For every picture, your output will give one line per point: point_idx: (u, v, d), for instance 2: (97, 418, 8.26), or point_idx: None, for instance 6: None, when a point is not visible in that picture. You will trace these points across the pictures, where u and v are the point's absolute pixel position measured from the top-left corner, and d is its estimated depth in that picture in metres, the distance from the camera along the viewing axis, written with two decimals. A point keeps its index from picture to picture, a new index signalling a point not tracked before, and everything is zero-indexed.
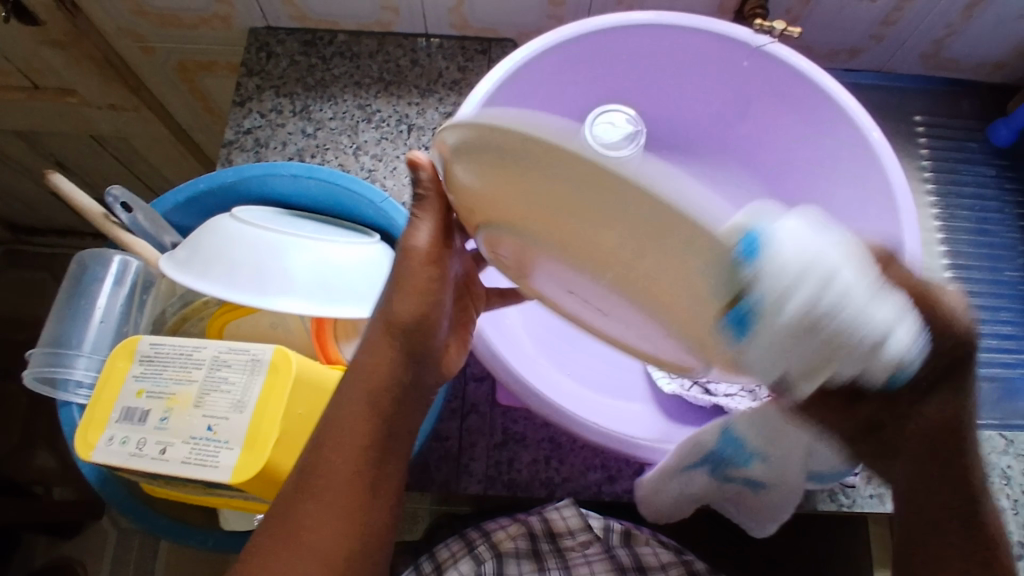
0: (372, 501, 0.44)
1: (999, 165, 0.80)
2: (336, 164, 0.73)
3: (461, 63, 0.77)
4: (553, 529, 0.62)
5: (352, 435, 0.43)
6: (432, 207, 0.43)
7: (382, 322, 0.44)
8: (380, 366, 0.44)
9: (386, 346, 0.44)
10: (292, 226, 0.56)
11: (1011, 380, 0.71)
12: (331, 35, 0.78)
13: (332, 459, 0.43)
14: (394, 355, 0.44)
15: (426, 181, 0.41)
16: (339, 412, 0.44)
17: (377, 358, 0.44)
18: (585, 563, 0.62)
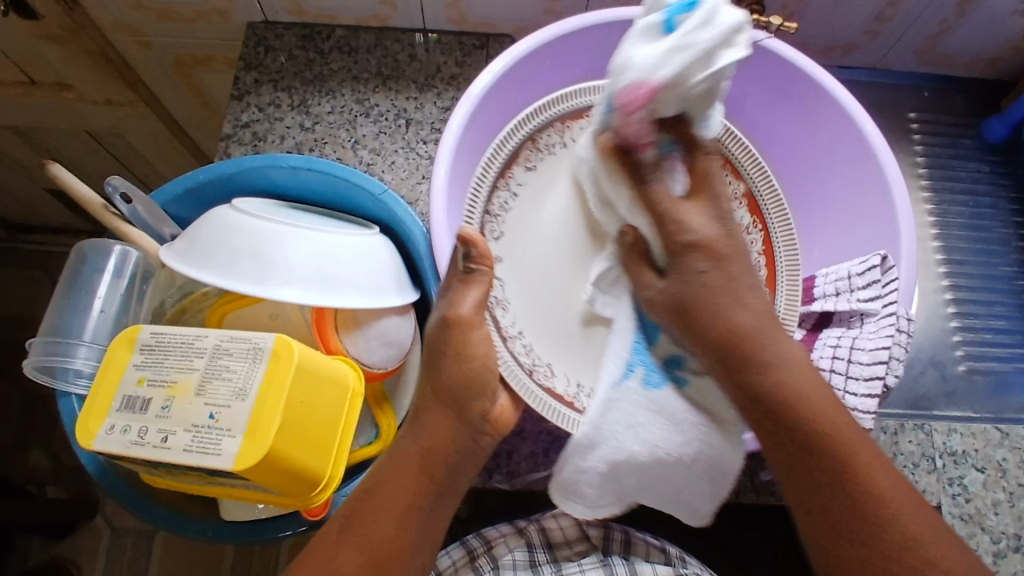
0: (394, 567, 0.47)
1: (992, 162, 0.81)
2: (334, 158, 0.74)
3: (458, 59, 0.77)
4: (550, 540, 0.63)
5: (395, 498, 0.48)
6: (483, 283, 0.52)
7: (439, 385, 0.52)
8: (444, 420, 0.51)
9: (445, 414, 0.51)
10: (288, 217, 0.56)
11: (1005, 373, 0.72)
12: (329, 30, 0.78)
13: (379, 514, 0.48)
14: (450, 421, 0.51)
15: (480, 254, 0.51)
16: (392, 466, 0.50)
17: (437, 422, 0.51)
18: (579, 571, 0.61)
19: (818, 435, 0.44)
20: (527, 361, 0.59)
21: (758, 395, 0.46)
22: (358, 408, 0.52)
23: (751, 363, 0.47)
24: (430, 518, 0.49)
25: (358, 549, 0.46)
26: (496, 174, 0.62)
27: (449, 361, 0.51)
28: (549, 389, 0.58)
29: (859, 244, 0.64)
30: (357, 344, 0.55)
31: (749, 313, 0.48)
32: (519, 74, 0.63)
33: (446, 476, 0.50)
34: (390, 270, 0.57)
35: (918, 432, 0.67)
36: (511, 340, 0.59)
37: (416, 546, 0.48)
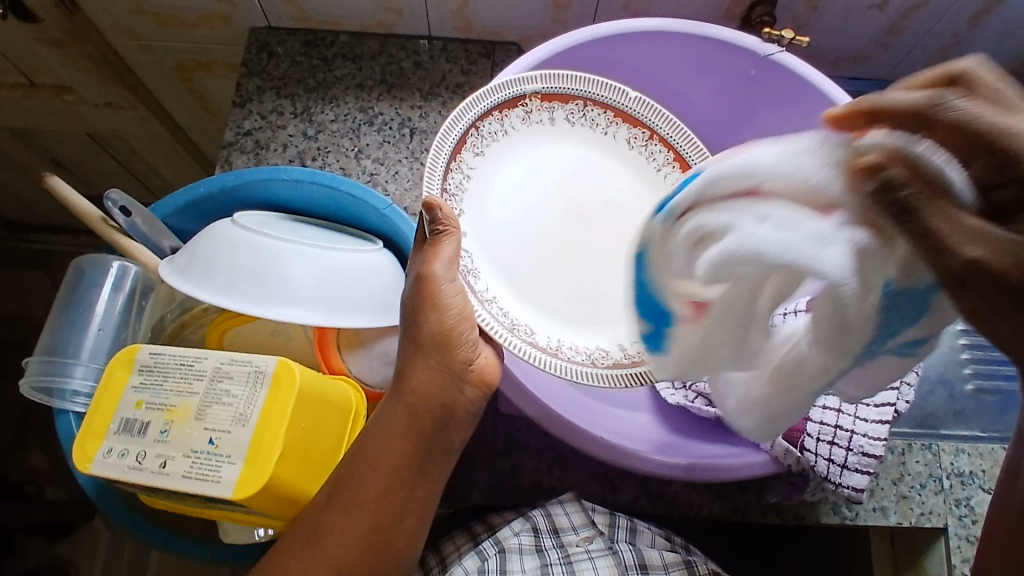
0: (391, 523, 0.45)
1: None
2: (337, 168, 0.72)
3: (464, 67, 0.76)
4: (557, 525, 0.59)
5: (380, 459, 0.45)
6: (452, 245, 0.47)
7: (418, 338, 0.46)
8: (433, 372, 0.46)
9: (430, 366, 0.46)
10: (289, 231, 0.55)
11: None
12: (333, 36, 0.77)
13: (367, 477, 0.45)
14: (435, 372, 0.46)
15: (444, 218, 0.46)
16: (382, 427, 0.46)
17: (422, 375, 0.46)
18: (588, 559, 0.59)
19: None
20: (507, 320, 0.53)
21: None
22: (359, 429, 0.51)
23: None
24: (421, 477, 0.46)
25: (352, 512, 0.44)
26: (450, 151, 0.54)
27: (427, 313, 0.45)
28: (534, 344, 0.52)
29: None
30: (359, 362, 0.55)
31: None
32: None
33: (435, 431, 0.46)
34: (393, 286, 0.56)
35: (926, 452, 0.67)
36: (488, 304, 0.53)
37: (410, 504, 0.46)
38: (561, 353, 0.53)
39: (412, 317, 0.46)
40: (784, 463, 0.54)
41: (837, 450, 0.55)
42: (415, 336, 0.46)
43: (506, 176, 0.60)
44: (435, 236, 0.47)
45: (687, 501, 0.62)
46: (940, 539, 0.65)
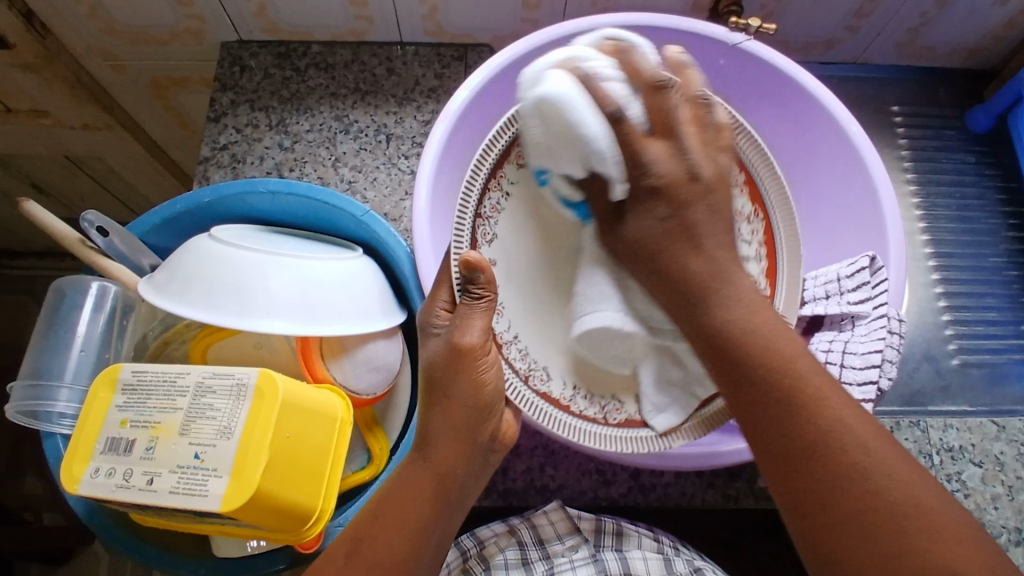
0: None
1: (979, 152, 0.80)
2: (315, 178, 0.72)
3: (438, 70, 0.76)
4: (542, 536, 0.59)
5: (404, 512, 0.43)
6: (489, 309, 0.45)
7: (447, 407, 0.45)
8: (460, 439, 0.45)
9: (457, 439, 0.45)
10: (267, 244, 0.55)
11: (997, 365, 0.73)
12: (305, 47, 0.77)
13: (390, 527, 0.43)
14: (460, 444, 0.45)
15: (484, 284, 0.45)
16: (402, 486, 0.45)
17: (448, 446, 0.45)
18: (570, 569, 0.59)
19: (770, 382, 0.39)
20: (523, 366, 0.53)
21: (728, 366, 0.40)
22: (348, 438, 0.49)
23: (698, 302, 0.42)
24: (439, 535, 0.45)
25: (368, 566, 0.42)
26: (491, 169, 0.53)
27: (458, 381, 0.45)
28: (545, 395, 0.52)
29: (845, 247, 0.63)
30: (343, 369, 0.53)
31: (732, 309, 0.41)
32: (495, 88, 0.62)
33: (457, 496, 0.45)
34: (374, 294, 0.55)
35: (914, 429, 0.67)
36: (506, 346, 0.53)
37: (426, 564, 0.44)
38: (573, 406, 0.52)
39: (445, 387, 0.45)
40: None
41: None
42: (445, 404, 0.45)
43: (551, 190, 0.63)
44: (468, 299, 0.45)
45: (679, 492, 0.64)
46: None
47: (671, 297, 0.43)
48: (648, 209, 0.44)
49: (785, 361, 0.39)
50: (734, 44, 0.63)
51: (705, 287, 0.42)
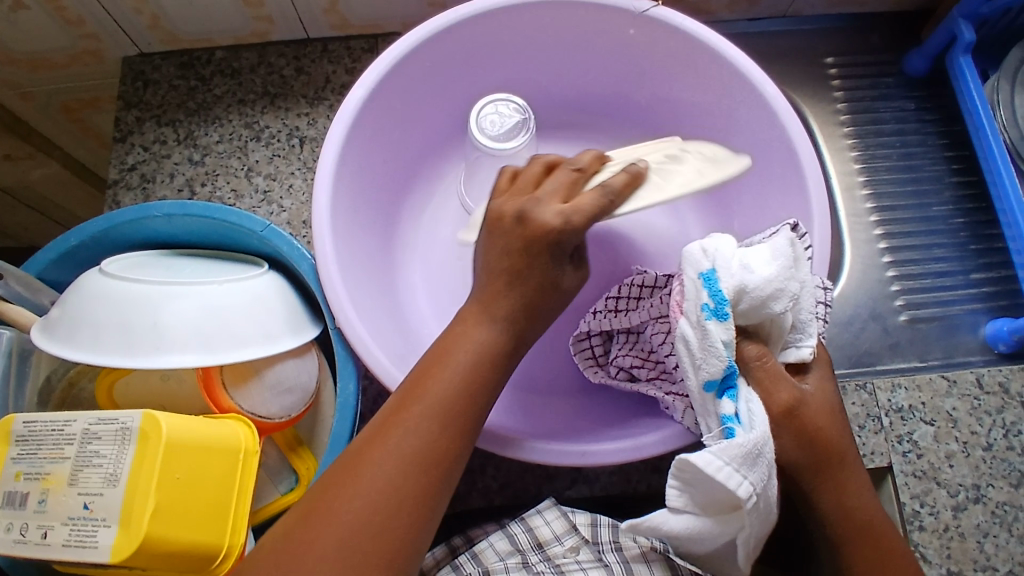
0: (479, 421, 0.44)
1: (918, 97, 0.77)
2: (228, 190, 0.70)
3: (348, 66, 0.73)
4: (540, 539, 0.56)
5: (480, 353, 0.45)
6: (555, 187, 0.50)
7: (511, 268, 0.46)
8: (526, 285, 0.47)
9: (528, 283, 0.47)
10: (162, 272, 0.53)
11: (947, 318, 0.70)
12: (209, 54, 0.74)
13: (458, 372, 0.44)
14: (532, 292, 0.47)
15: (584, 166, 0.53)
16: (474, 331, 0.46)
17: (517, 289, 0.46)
18: (576, 568, 0.54)
19: (867, 532, 0.47)
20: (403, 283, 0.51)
21: (845, 515, 0.47)
22: (254, 469, 0.47)
23: (834, 471, 0.48)
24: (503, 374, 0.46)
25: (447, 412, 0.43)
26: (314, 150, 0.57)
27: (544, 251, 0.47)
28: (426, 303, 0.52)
29: (772, 215, 0.61)
30: (251, 396, 0.52)
31: (857, 487, 0.48)
32: (392, 86, 0.60)
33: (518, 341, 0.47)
34: (278, 312, 0.53)
35: (862, 392, 0.65)
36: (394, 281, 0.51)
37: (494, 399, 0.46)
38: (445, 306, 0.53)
39: (534, 263, 0.46)
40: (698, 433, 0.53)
41: None
42: (516, 264, 0.46)
43: (391, 179, 0.66)
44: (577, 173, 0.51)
45: (623, 479, 0.63)
46: (887, 478, 0.65)
47: (816, 459, 0.47)
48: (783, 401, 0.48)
49: (875, 526, 0.47)
50: (642, 14, 0.60)
51: (839, 459, 0.48)
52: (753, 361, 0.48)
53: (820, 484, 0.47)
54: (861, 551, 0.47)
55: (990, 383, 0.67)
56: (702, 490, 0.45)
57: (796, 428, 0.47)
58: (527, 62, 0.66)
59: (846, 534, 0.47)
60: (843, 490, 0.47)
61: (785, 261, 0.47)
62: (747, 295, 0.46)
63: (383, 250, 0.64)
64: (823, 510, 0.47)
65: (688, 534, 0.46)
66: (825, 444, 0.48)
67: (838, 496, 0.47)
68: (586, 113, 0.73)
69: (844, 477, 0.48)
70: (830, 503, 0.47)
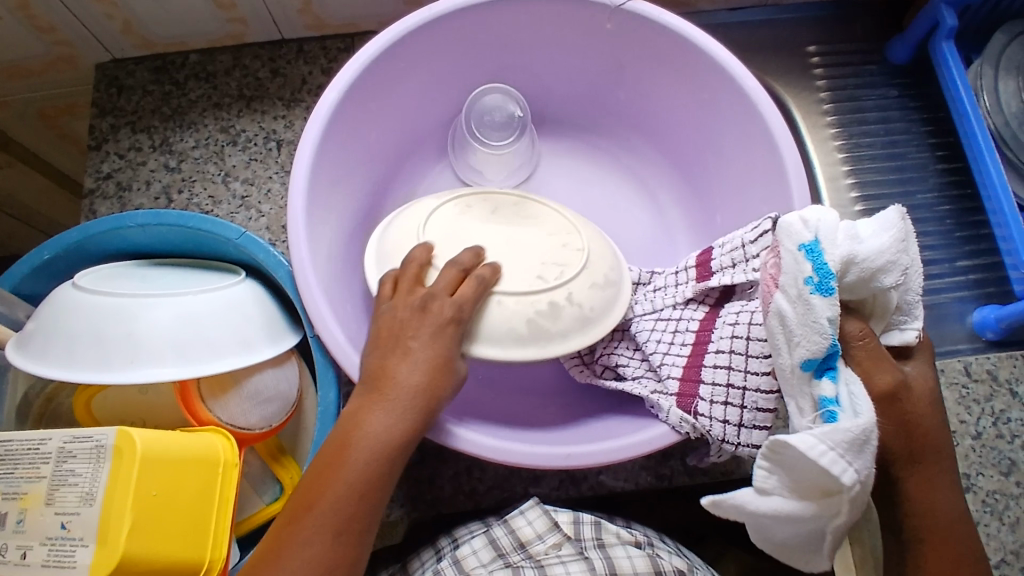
0: (368, 519, 0.45)
1: (900, 84, 0.77)
2: (206, 196, 0.69)
3: (325, 66, 0.73)
4: (522, 539, 0.55)
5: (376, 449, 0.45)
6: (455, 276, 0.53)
7: (403, 365, 0.47)
8: (422, 380, 0.47)
9: (419, 377, 0.47)
10: (136, 284, 0.52)
11: (932, 307, 0.70)
12: (183, 57, 0.73)
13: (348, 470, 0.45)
14: (423, 386, 0.47)
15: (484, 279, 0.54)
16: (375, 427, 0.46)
17: (412, 384, 0.47)
18: (559, 563, 0.53)
19: (950, 530, 0.45)
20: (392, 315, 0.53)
21: (928, 510, 0.45)
22: (235, 479, 0.47)
23: (927, 464, 0.45)
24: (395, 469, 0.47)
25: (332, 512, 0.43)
26: None
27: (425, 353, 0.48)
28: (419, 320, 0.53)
29: (754, 209, 0.60)
30: (230, 407, 0.51)
31: (948, 485, 0.45)
32: (366, 87, 0.59)
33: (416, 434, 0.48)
34: (255, 322, 0.52)
35: None
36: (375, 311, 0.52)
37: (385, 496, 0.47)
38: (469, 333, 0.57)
39: (409, 360, 0.48)
40: (682, 431, 0.52)
41: (732, 409, 0.51)
42: (405, 363, 0.47)
43: (370, 180, 0.65)
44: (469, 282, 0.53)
45: (612, 478, 0.62)
46: None
47: (913, 446, 0.45)
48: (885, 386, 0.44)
49: (959, 528, 0.45)
50: (619, 9, 0.59)
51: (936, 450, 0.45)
52: (854, 341, 0.45)
53: (909, 470, 0.45)
54: (943, 550, 0.44)
55: (978, 371, 0.66)
56: (801, 473, 0.41)
57: (897, 412, 0.45)
58: (504, 59, 0.66)
59: (924, 529, 0.45)
60: (933, 485, 0.45)
61: (899, 235, 0.44)
62: (857, 265, 0.43)
63: (362, 252, 0.64)
64: (912, 504, 0.45)
65: (771, 521, 0.42)
66: (924, 433, 0.45)
67: (929, 489, 0.45)
68: (567, 109, 0.72)
69: (935, 470, 0.45)
70: (916, 489, 0.45)
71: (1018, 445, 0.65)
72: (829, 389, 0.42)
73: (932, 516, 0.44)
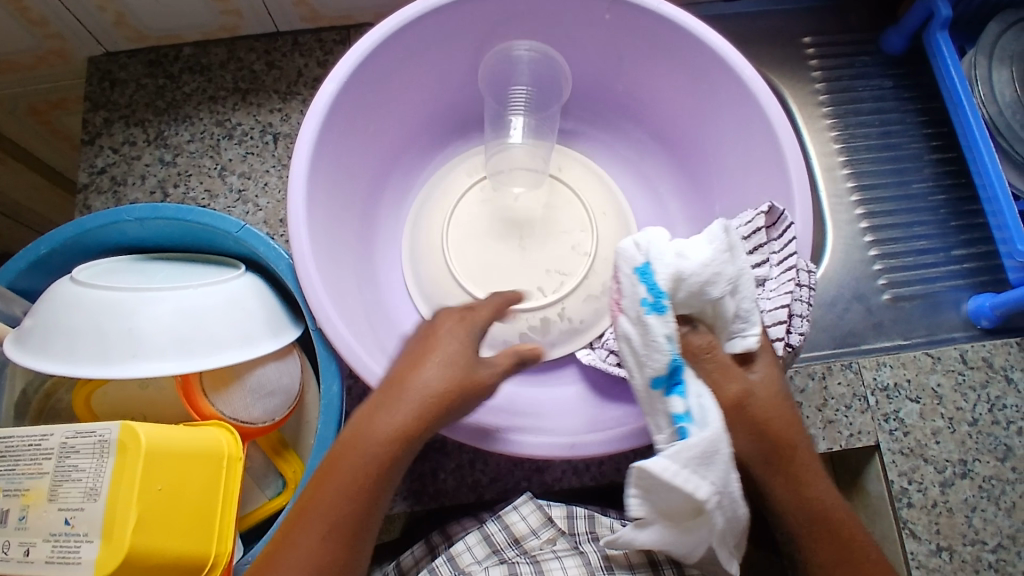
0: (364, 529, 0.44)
1: (895, 75, 0.77)
2: (202, 190, 0.68)
3: (320, 58, 0.72)
4: (516, 535, 0.56)
5: (369, 459, 0.44)
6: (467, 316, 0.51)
7: (414, 379, 0.46)
8: (436, 396, 0.46)
9: (428, 394, 0.46)
10: (135, 279, 0.51)
11: (929, 295, 0.71)
12: (177, 50, 0.72)
13: (344, 484, 0.44)
14: (431, 400, 0.46)
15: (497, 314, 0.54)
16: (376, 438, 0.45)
17: (422, 399, 0.46)
18: (554, 557, 0.53)
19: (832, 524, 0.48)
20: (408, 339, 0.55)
21: (806, 509, 0.48)
22: (239, 472, 0.47)
23: (790, 466, 0.49)
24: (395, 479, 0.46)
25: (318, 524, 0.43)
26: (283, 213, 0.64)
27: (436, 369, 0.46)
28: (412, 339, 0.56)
29: (754, 199, 0.60)
30: (232, 401, 0.50)
31: (818, 482, 0.49)
32: (365, 79, 0.58)
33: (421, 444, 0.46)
34: (257, 315, 0.52)
35: (846, 372, 0.66)
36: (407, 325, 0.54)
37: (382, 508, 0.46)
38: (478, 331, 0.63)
39: (423, 372, 0.47)
40: None
41: None
42: (413, 379, 0.46)
43: (369, 173, 0.65)
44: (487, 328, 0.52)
45: (614, 469, 0.62)
46: (874, 456, 0.65)
47: (769, 454, 0.49)
48: (734, 401, 0.49)
49: (835, 521, 0.48)
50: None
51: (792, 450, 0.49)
52: (702, 354, 0.49)
53: (776, 475, 0.49)
54: (830, 544, 0.48)
55: (974, 359, 0.67)
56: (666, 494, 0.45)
57: (748, 420, 0.49)
58: (502, 50, 0.65)
59: (808, 528, 0.48)
60: (804, 486, 0.48)
61: (729, 243, 0.50)
62: (684, 282, 0.48)
63: (361, 245, 0.63)
64: (789, 507, 0.48)
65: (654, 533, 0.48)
66: (778, 439, 0.49)
67: (799, 492, 0.48)
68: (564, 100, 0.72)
69: (799, 470, 0.49)
70: (784, 495, 0.49)
71: (1014, 431, 0.65)
72: (678, 404, 0.47)
73: (808, 513, 0.48)
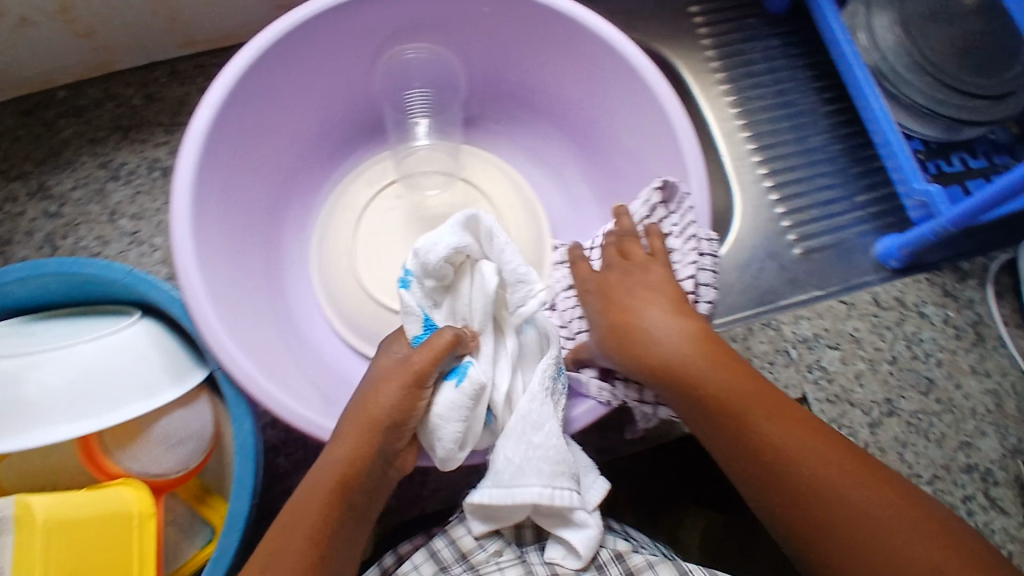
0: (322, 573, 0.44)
1: (782, 33, 0.78)
2: (94, 238, 0.65)
3: (202, 85, 0.70)
4: (464, 550, 0.54)
5: (307, 506, 0.46)
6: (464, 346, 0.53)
7: (364, 407, 0.48)
8: (371, 428, 0.48)
9: (359, 432, 0.48)
10: (22, 342, 0.49)
11: (839, 244, 0.72)
12: (49, 95, 0.69)
13: (293, 526, 0.45)
14: (364, 437, 0.48)
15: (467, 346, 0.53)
16: (315, 479, 0.47)
17: (352, 435, 0.48)
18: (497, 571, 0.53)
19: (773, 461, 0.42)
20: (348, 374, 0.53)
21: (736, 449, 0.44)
22: (154, 529, 0.45)
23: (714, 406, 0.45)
24: (354, 528, 0.47)
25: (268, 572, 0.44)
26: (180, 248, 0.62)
27: (385, 391, 0.49)
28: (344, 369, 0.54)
29: (653, 174, 0.61)
30: (141, 455, 0.49)
31: (760, 416, 0.43)
32: (244, 101, 0.56)
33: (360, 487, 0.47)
34: (155, 363, 0.50)
35: (766, 330, 0.67)
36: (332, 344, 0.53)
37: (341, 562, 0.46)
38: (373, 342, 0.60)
39: (366, 404, 0.49)
40: (604, 400, 0.53)
41: None
42: (366, 403, 0.49)
43: (263, 198, 0.62)
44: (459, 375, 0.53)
45: None
46: None
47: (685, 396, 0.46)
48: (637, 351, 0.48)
49: (776, 459, 0.42)
50: None
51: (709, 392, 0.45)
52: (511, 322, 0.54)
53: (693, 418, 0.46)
54: (769, 487, 0.42)
55: (886, 300, 0.70)
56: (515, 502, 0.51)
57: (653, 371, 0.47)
58: (389, 55, 0.63)
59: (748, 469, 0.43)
60: (738, 421, 0.44)
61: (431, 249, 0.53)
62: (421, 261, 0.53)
63: (265, 271, 0.61)
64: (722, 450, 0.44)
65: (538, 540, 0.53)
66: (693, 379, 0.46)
67: (730, 431, 0.44)
68: None
69: (729, 408, 0.44)
70: (720, 435, 0.44)
71: (932, 364, 0.68)
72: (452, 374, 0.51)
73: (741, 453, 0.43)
